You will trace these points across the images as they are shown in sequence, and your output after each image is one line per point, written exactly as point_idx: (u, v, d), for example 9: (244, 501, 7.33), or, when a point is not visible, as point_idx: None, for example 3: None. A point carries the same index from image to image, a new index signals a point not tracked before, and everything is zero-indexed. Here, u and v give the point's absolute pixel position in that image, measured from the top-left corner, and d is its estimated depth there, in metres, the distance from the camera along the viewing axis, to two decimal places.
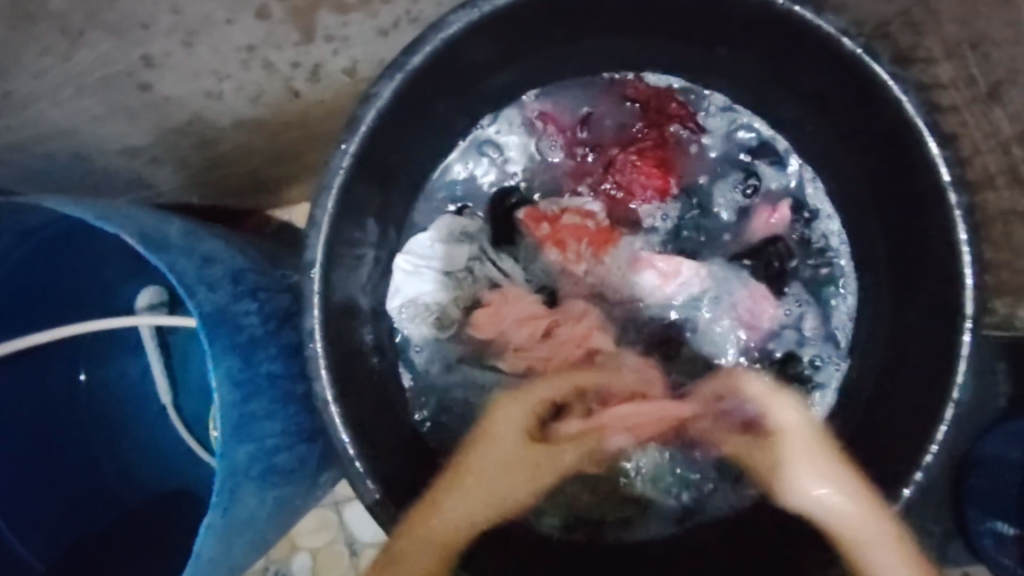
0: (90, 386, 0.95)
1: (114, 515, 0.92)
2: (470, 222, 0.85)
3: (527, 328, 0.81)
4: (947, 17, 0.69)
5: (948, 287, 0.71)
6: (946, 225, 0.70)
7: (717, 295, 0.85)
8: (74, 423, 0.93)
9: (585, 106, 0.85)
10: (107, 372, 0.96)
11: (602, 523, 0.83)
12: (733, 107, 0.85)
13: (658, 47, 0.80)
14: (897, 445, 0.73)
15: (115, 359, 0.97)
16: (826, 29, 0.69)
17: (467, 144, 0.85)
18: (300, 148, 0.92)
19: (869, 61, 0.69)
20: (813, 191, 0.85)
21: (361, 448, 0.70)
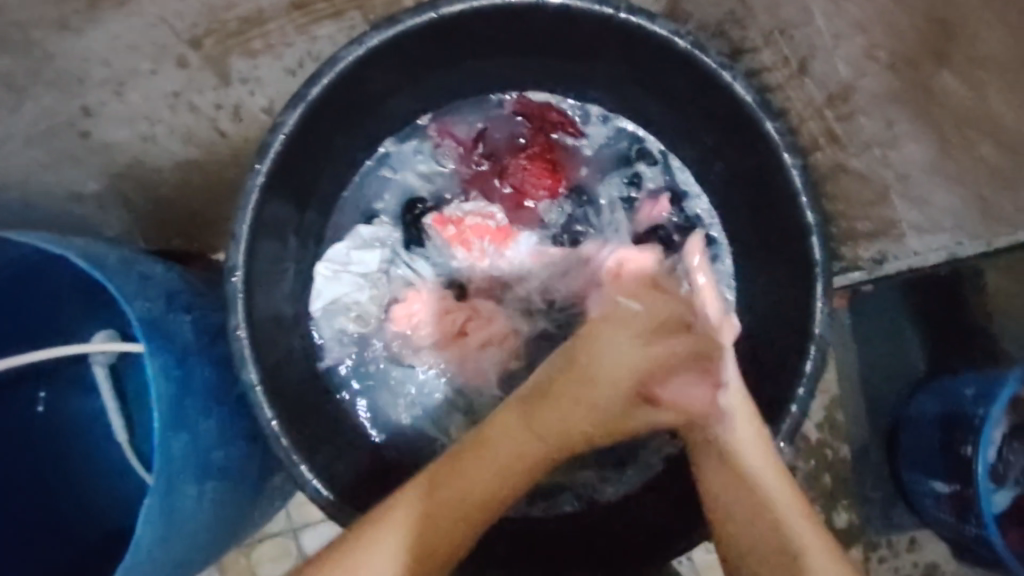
0: (48, 418, 1.01)
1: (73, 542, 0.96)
2: (381, 229, 0.95)
3: (447, 320, 0.93)
4: (759, 9, 0.82)
5: (799, 243, 0.83)
6: (789, 184, 0.81)
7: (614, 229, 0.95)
8: (36, 457, 0.98)
9: (477, 123, 0.97)
10: (62, 409, 1.01)
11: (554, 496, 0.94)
12: (609, 115, 0.97)
13: (539, 63, 0.91)
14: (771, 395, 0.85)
15: (76, 398, 1.02)
16: (660, 34, 0.79)
17: (373, 164, 0.96)
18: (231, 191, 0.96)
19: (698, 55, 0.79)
20: (683, 178, 0.97)
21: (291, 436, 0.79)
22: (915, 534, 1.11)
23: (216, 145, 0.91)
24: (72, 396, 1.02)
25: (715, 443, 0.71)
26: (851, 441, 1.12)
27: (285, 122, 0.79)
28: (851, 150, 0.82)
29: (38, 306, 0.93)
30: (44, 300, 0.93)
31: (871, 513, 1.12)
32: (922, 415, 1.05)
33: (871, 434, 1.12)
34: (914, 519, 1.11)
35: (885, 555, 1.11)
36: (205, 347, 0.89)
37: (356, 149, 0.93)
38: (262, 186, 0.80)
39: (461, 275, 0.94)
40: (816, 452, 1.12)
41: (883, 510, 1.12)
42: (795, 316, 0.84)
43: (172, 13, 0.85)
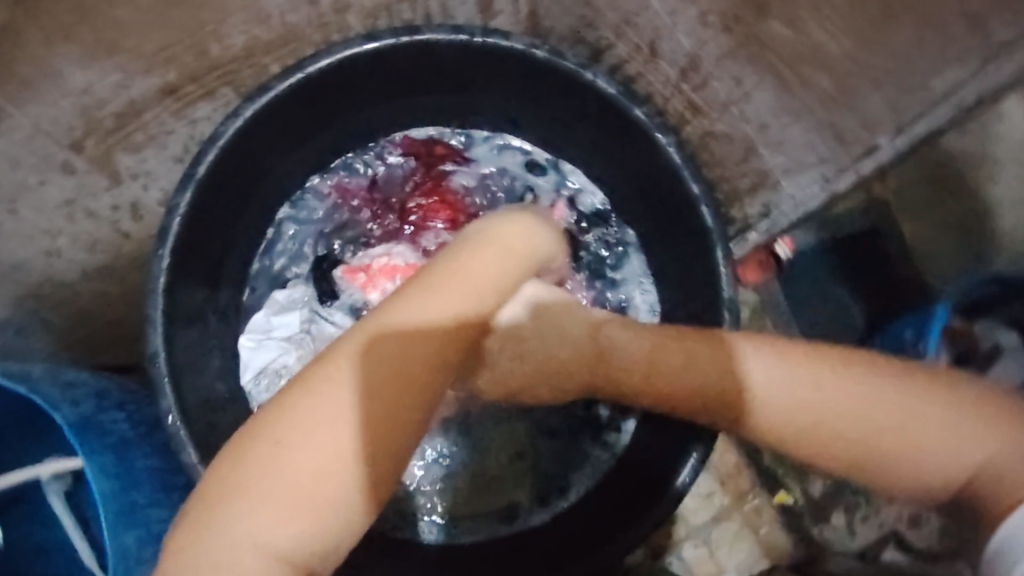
0: None
1: None
2: (295, 290, 0.98)
3: None
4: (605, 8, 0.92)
5: (692, 216, 0.85)
6: (668, 162, 0.84)
7: None
8: None
9: (370, 172, 1.00)
10: None
11: (513, 514, 0.97)
12: (494, 136, 1.00)
13: (415, 101, 0.94)
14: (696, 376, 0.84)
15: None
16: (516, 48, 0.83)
17: (275, 230, 0.98)
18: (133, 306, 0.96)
19: (556, 60, 0.83)
20: (573, 179, 1.00)
21: None
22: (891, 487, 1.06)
23: (122, 247, 0.94)
24: None
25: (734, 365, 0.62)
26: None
27: (178, 205, 0.80)
28: (714, 115, 0.91)
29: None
30: None
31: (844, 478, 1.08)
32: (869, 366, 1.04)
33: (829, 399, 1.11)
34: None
35: (867, 514, 1.08)
36: (145, 437, 0.90)
37: (259, 223, 0.96)
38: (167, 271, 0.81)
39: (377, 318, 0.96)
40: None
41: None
42: (705, 282, 0.86)
43: (47, 122, 0.90)
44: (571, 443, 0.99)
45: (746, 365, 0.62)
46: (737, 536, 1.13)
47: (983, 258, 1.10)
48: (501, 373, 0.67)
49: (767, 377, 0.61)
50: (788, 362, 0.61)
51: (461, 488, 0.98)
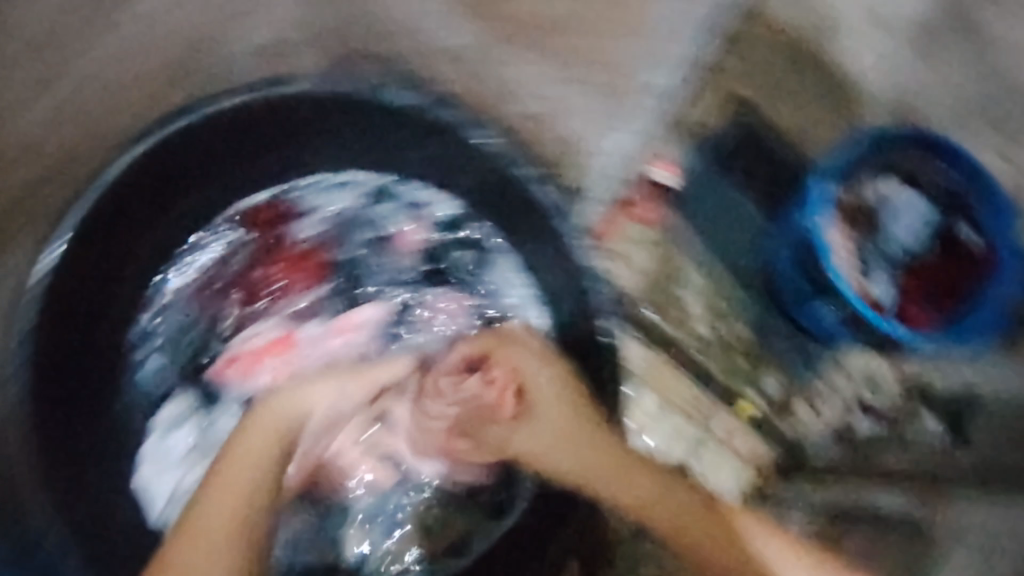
0: None
1: None
2: (179, 403, 0.92)
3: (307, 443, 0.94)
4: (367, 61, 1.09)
5: (518, 194, 0.90)
6: (473, 150, 0.89)
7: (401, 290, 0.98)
8: None
9: (209, 257, 0.94)
10: None
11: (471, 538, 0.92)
12: (323, 178, 0.96)
13: (228, 174, 0.92)
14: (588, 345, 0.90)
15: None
16: (301, 87, 0.87)
17: (136, 344, 0.91)
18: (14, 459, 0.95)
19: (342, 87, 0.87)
20: (413, 194, 0.97)
21: None
22: (839, 355, 1.13)
23: None
24: None
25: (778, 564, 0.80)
26: (738, 318, 1.14)
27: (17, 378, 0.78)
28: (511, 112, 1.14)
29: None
30: None
31: (792, 367, 1.14)
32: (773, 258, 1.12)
33: (753, 302, 1.15)
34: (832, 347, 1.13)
35: (826, 392, 1.13)
36: None
37: None
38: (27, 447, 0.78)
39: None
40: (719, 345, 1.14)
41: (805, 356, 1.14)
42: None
43: None
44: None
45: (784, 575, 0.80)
46: (716, 462, 1.11)
47: (844, 106, 1.16)
48: (553, 464, 0.84)
49: (796, 574, 0.79)
50: (821, 569, 0.81)
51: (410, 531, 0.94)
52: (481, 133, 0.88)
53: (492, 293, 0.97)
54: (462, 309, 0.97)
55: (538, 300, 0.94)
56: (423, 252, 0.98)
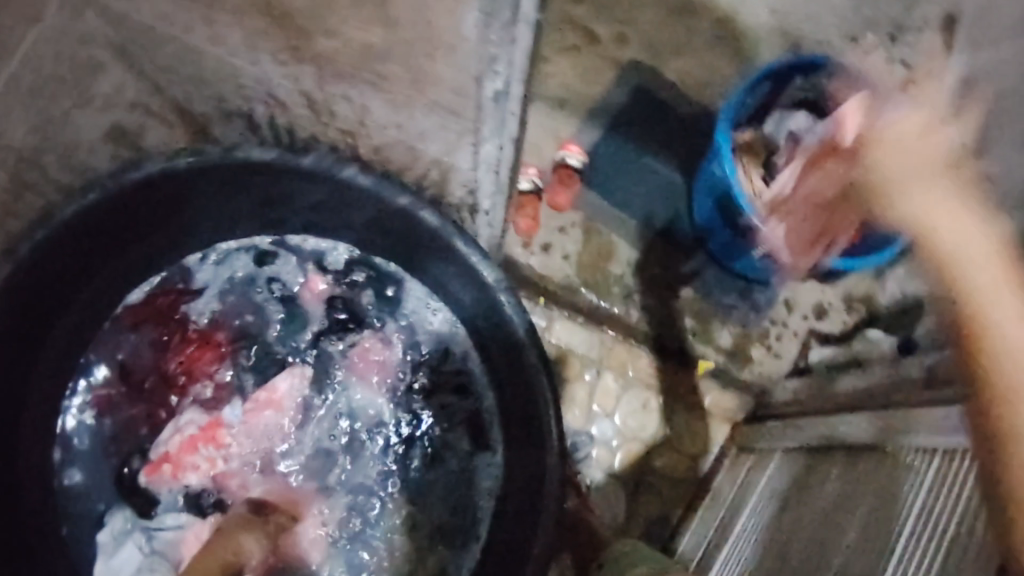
0: None
1: None
2: (116, 520, 0.87)
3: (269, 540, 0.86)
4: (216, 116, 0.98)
5: (417, 222, 0.83)
6: (368, 189, 0.82)
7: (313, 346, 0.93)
8: None
9: (112, 363, 0.88)
10: None
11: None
12: (212, 251, 0.91)
13: (111, 271, 0.84)
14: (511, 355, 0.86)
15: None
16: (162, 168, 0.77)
17: (60, 465, 0.86)
18: None
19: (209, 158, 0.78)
20: (307, 245, 0.93)
21: None
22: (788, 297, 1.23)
23: None
24: None
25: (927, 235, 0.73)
26: (675, 283, 1.21)
27: None
28: None
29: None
30: None
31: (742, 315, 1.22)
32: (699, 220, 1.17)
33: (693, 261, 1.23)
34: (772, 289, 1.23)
35: (781, 332, 1.23)
36: None
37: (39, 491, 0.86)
38: None
39: (215, 494, 0.88)
40: (659, 308, 1.20)
41: (750, 304, 1.22)
42: (466, 269, 0.83)
43: None
44: (464, 473, 0.90)
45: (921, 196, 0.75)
46: (696, 424, 1.19)
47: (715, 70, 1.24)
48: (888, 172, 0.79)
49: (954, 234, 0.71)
50: (966, 217, 0.73)
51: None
52: (353, 170, 0.81)
53: (409, 324, 0.92)
54: (385, 348, 0.92)
55: (456, 322, 0.91)
56: (331, 301, 0.93)
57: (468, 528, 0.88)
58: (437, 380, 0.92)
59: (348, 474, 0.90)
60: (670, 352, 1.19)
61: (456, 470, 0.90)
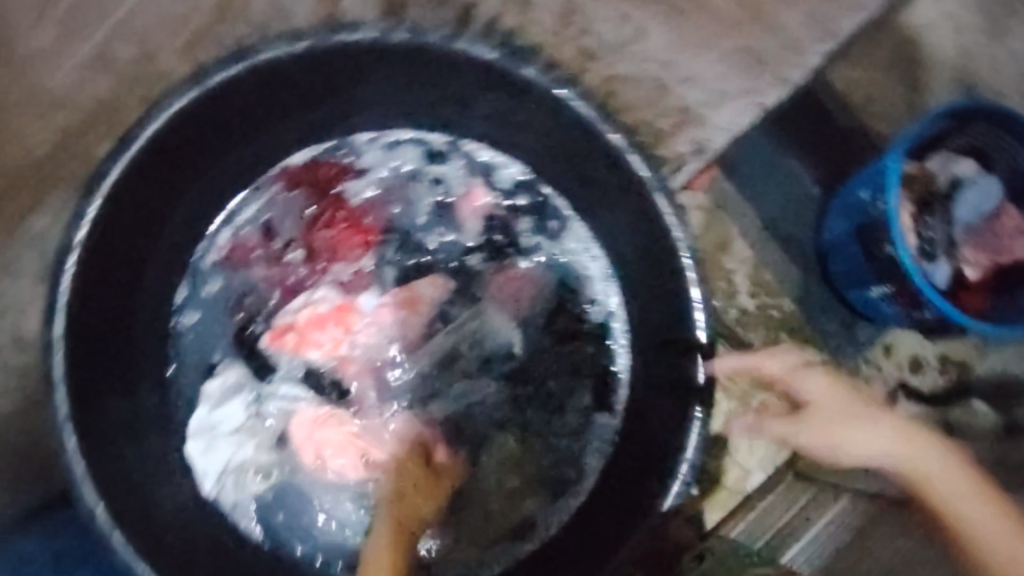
0: None
1: None
2: (228, 373, 0.87)
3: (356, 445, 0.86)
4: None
5: (616, 168, 0.78)
6: (575, 117, 0.77)
7: (463, 259, 0.91)
8: None
9: (261, 218, 0.88)
10: None
11: (533, 523, 0.86)
12: (380, 133, 0.89)
13: (280, 130, 0.83)
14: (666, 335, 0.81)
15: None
16: (368, 36, 0.73)
17: (186, 302, 0.86)
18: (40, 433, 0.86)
19: (420, 38, 0.74)
20: (484, 158, 0.89)
21: None
22: (889, 341, 1.10)
23: None
24: None
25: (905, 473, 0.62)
26: (785, 293, 1.10)
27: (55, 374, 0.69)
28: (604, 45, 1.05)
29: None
30: None
31: (840, 346, 1.10)
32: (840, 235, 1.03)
33: (811, 277, 1.10)
34: (877, 327, 1.10)
35: (871, 374, 1.09)
36: None
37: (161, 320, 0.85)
38: (79, 446, 0.70)
39: (334, 375, 0.88)
40: (763, 318, 1.09)
41: (846, 337, 1.10)
42: (650, 225, 0.78)
43: None
44: (578, 426, 0.88)
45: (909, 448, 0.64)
46: None
47: (919, 86, 1.10)
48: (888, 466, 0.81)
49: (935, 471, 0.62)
50: None
51: (465, 514, 0.86)
52: (568, 94, 0.75)
53: (568, 262, 0.89)
54: (532, 282, 0.91)
55: (615, 278, 0.88)
56: (491, 219, 0.91)
57: (569, 481, 0.87)
58: (580, 327, 0.89)
59: (472, 399, 0.89)
60: (755, 359, 1.08)
61: (573, 420, 0.88)
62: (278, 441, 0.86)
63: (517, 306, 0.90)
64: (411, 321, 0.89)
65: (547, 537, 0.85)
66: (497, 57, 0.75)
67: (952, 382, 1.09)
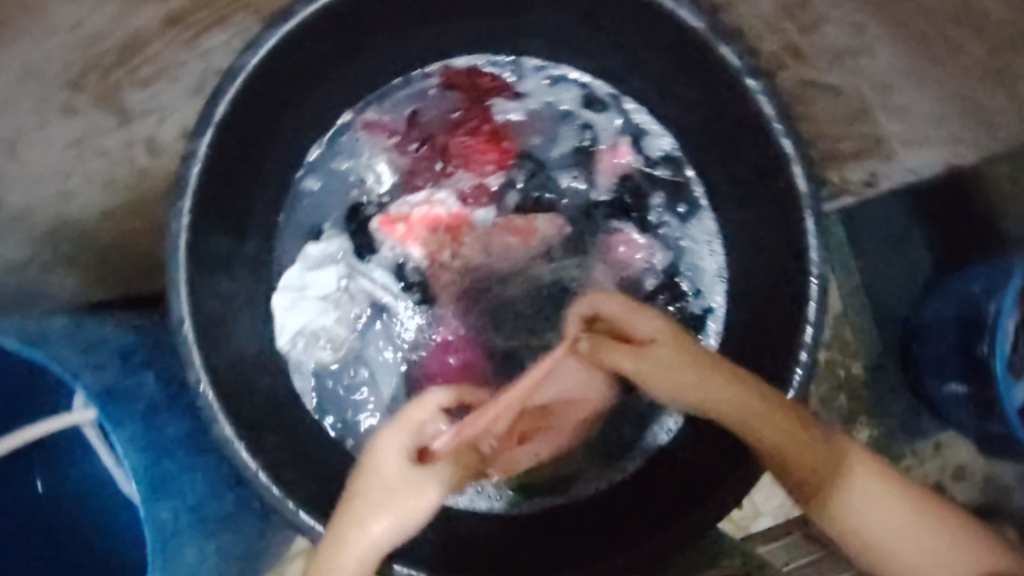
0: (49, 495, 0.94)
1: None
2: (329, 244, 0.88)
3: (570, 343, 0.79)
4: None
5: (779, 173, 0.77)
6: (757, 112, 0.75)
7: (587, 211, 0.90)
8: (38, 536, 0.93)
9: (408, 106, 0.89)
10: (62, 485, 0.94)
11: (576, 478, 0.87)
12: (544, 65, 0.88)
13: (461, 30, 0.84)
14: (767, 347, 0.79)
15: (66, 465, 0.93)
16: None
17: (313, 163, 0.87)
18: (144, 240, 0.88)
19: None
20: (639, 119, 0.88)
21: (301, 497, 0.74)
22: (941, 440, 1.05)
23: (142, 183, 0.88)
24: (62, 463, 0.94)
25: (860, 517, 0.65)
26: (861, 356, 1.04)
27: (186, 184, 0.73)
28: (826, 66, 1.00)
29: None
30: None
31: (894, 427, 1.04)
32: (942, 317, 0.97)
33: (891, 350, 1.04)
34: (940, 424, 1.04)
35: (912, 464, 1.04)
36: (175, 398, 0.83)
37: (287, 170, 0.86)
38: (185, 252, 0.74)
39: (424, 277, 0.88)
40: (828, 372, 1.04)
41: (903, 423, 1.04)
42: (786, 241, 0.77)
43: (44, 60, 0.86)
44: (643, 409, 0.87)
45: (852, 506, 0.65)
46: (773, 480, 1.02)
47: None
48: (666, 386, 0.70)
49: (878, 519, 0.64)
50: (897, 503, 0.65)
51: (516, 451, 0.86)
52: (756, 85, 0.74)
53: (687, 249, 0.88)
54: (644, 254, 0.89)
55: (727, 280, 0.87)
56: (625, 179, 0.90)
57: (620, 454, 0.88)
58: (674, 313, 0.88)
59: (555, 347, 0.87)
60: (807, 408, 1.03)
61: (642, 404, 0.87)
62: (358, 322, 0.88)
63: (618, 271, 0.89)
64: (519, 253, 0.88)
65: (586, 498, 0.86)
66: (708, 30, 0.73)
67: (986, 501, 1.05)
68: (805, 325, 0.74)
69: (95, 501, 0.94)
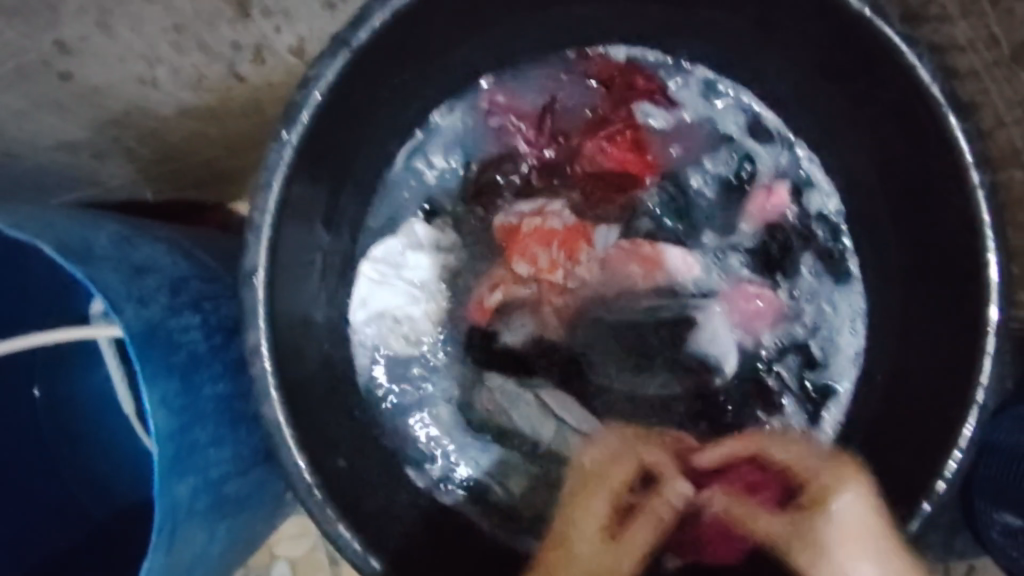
0: (49, 404, 0.82)
1: (105, 513, 0.81)
2: (443, 237, 0.82)
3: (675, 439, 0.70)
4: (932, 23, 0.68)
5: (969, 279, 0.64)
6: (963, 207, 0.63)
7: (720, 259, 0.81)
8: (30, 445, 0.80)
9: (545, 95, 0.82)
10: (66, 394, 0.82)
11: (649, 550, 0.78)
12: (706, 75, 0.81)
13: (643, 11, 0.73)
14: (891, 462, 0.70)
15: (75, 378, 0.83)
16: None
17: (424, 134, 0.82)
18: (211, 132, 0.81)
19: (878, 24, 0.60)
20: (804, 163, 0.81)
21: (335, 501, 0.64)
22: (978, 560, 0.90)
23: (235, 89, 0.75)
24: (74, 368, 0.83)
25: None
26: None
27: (300, 118, 0.61)
28: None
29: (7, 304, 0.72)
30: (12, 294, 0.72)
31: None
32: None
33: None
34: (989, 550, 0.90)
35: None
36: (217, 352, 0.71)
37: (398, 115, 0.76)
38: (278, 189, 0.62)
39: (526, 299, 0.80)
40: None
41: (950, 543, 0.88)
42: (950, 353, 0.66)
43: None
44: None
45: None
46: None
47: None
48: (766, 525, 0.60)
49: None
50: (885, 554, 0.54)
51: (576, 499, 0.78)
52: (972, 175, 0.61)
53: (823, 325, 0.80)
54: (779, 320, 0.81)
55: (862, 361, 0.78)
56: (775, 230, 0.81)
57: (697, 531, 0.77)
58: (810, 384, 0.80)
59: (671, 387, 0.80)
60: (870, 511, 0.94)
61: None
62: (445, 326, 0.81)
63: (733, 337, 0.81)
64: (653, 284, 0.80)
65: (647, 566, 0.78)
66: (950, 97, 0.61)
67: None
68: (955, 450, 0.62)
69: (105, 415, 0.84)
